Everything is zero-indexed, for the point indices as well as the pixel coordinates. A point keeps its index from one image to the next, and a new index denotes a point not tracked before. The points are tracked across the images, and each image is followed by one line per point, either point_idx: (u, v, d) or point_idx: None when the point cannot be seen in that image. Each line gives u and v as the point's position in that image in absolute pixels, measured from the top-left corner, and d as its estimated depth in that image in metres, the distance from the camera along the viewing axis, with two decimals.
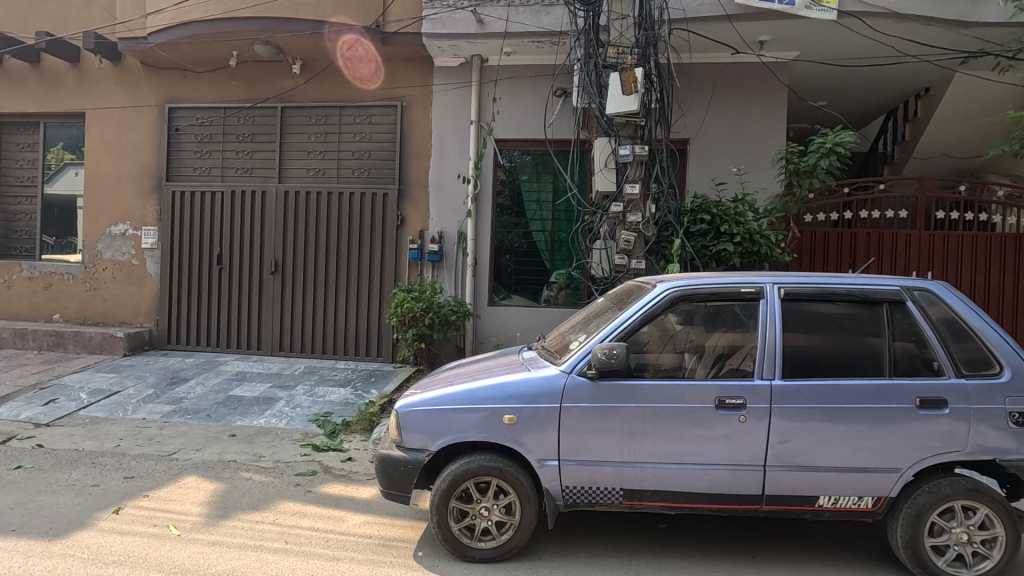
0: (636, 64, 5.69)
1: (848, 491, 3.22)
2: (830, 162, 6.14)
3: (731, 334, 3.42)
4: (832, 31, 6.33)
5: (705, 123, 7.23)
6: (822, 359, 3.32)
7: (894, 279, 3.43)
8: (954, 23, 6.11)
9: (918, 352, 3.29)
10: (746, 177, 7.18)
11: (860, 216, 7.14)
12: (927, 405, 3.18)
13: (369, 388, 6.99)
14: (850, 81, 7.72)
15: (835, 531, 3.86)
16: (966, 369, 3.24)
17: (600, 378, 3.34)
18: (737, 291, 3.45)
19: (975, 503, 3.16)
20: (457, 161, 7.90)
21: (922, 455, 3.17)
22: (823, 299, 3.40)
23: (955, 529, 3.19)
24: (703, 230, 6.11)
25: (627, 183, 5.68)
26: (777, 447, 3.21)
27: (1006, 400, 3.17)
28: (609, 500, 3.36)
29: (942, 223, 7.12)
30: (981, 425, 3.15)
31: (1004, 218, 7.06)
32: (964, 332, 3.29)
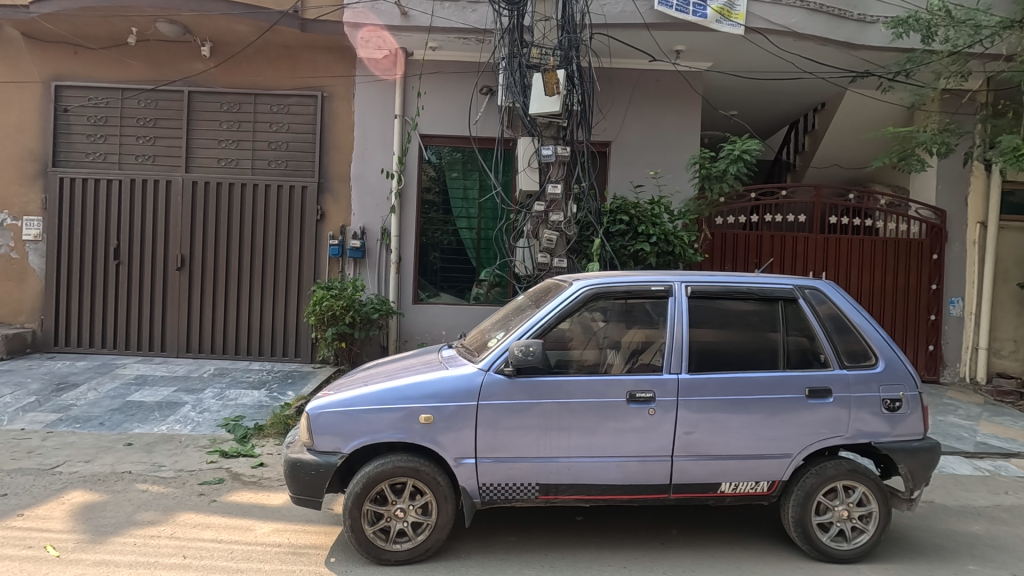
0: (558, 66, 5.80)
1: (747, 477, 3.44)
2: (738, 168, 6.55)
3: (643, 331, 3.55)
4: (740, 46, 6.73)
5: (626, 127, 7.48)
6: (725, 354, 3.52)
7: (788, 279, 3.70)
8: (845, 44, 6.68)
9: (807, 345, 3.57)
10: (662, 181, 7.50)
11: (764, 219, 7.68)
12: (815, 394, 3.45)
13: (285, 390, 6.68)
14: (757, 93, 8.25)
15: (737, 515, 4.12)
16: (848, 361, 3.55)
17: (517, 375, 3.37)
18: (647, 290, 3.59)
19: (854, 482, 3.47)
20: (381, 156, 7.71)
21: (810, 441, 3.44)
22: (726, 297, 3.61)
23: (837, 507, 3.49)
24: (622, 230, 6.32)
25: (549, 183, 5.82)
26: (684, 438, 3.38)
27: (880, 388, 3.50)
28: (525, 496, 3.40)
29: (834, 227, 7.79)
30: (860, 411, 3.46)
31: (886, 224, 7.83)
32: (847, 327, 3.60)
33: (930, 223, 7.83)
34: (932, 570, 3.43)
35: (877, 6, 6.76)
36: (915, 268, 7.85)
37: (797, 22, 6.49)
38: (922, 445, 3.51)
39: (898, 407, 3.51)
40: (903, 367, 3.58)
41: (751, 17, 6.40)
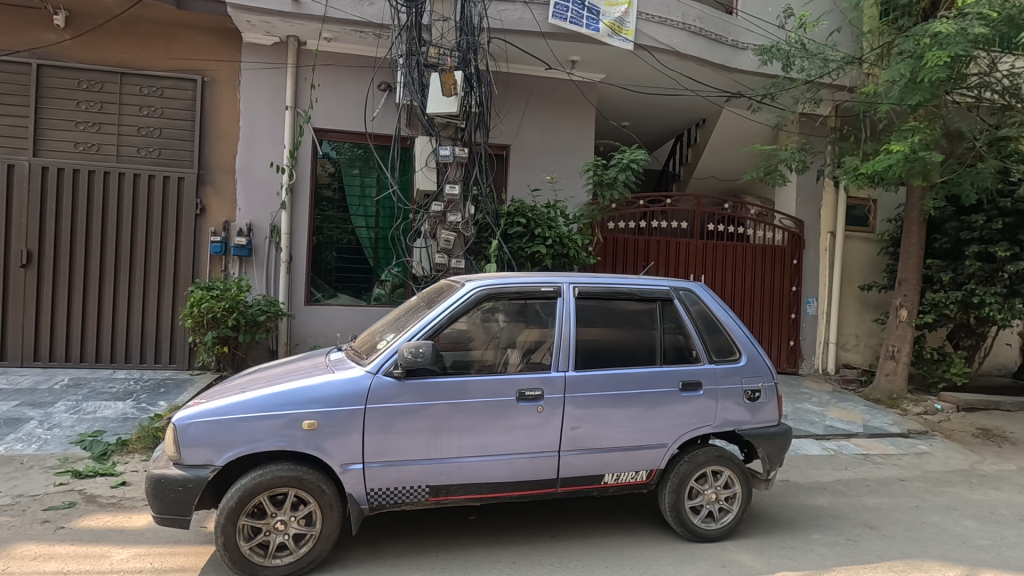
0: (456, 67, 5.79)
1: (627, 467, 3.65)
2: (627, 176, 6.94)
3: (533, 331, 3.65)
4: (630, 61, 7.15)
5: (523, 132, 7.65)
6: (609, 351, 3.71)
7: (665, 281, 3.98)
8: (720, 66, 7.33)
9: (682, 342, 3.86)
10: (558, 185, 7.77)
11: (651, 225, 8.23)
12: (687, 387, 3.74)
13: (155, 400, 6.08)
14: (646, 107, 8.80)
15: (621, 504, 4.36)
16: (716, 356, 3.88)
17: (407, 378, 3.33)
18: (537, 291, 3.70)
19: (721, 466, 3.80)
20: (271, 148, 7.27)
21: (683, 431, 3.72)
22: (610, 298, 3.81)
23: (707, 491, 3.79)
24: (519, 232, 6.47)
25: (447, 183, 5.83)
26: (570, 433, 3.52)
27: (743, 380, 3.86)
28: (415, 498, 3.36)
29: (712, 234, 8.49)
30: (726, 401, 3.80)
31: (755, 231, 8.69)
32: (715, 326, 3.94)
33: (791, 232, 8.78)
34: (785, 541, 3.84)
35: (747, 34, 7.48)
36: (779, 271, 8.77)
37: (680, 42, 7.00)
38: (777, 430, 3.92)
39: (758, 396, 3.90)
40: (762, 360, 3.98)
41: (639, 35, 6.81)
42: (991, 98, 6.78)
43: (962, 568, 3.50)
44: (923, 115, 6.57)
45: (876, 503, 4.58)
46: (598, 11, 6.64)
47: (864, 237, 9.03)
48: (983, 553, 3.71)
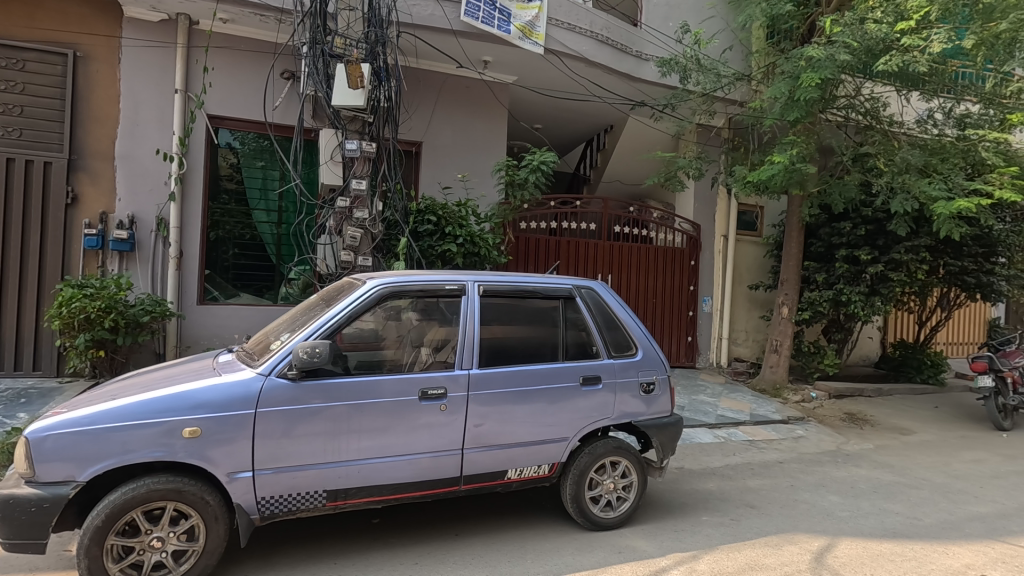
0: (363, 59, 5.62)
1: (530, 462, 3.72)
2: (538, 178, 7.05)
3: (437, 329, 3.63)
4: (540, 64, 7.31)
5: (435, 129, 7.59)
6: (513, 348, 3.77)
7: (568, 280, 4.10)
8: (625, 75, 7.70)
9: (583, 338, 3.99)
10: (470, 184, 7.80)
11: (562, 226, 8.52)
12: (587, 382, 3.87)
13: (13, 413, 5.37)
14: (557, 111, 9.04)
15: (527, 499, 4.44)
16: (614, 352, 4.05)
17: (302, 379, 3.18)
18: (441, 289, 3.67)
19: (619, 457, 3.97)
20: (158, 134, 6.69)
21: (583, 424, 3.85)
22: (515, 296, 3.87)
23: (606, 481, 3.95)
24: (429, 230, 6.44)
25: (354, 178, 5.61)
26: (473, 431, 3.53)
27: (639, 373, 4.06)
28: (311, 505, 3.22)
29: (619, 235, 8.90)
30: (623, 394, 3.98)
31: (658, 234, 9.20)
32: (614, 322, 4.12)
33: (689, 235, 9.37)
34: (676, 524, 4.08)
35: (650, 46, 7.90)
36: (679, 272, 9.33)
37: (587, 49, 7.25)
38: (670, 420, 4.15)
39: (653, 388, 4.11)
40: (656, 354, 4.20)
41: (549, 40, 6.97)
42: (856, 118, 7.61)
43: (825, 538, 3.89)
44: (801, 130, 7.24)
45: (757, 485, 4.99)
46: (509, 13, 6.72)
47: (753, 241, 9.83)
48: (843, 524, 4.14)
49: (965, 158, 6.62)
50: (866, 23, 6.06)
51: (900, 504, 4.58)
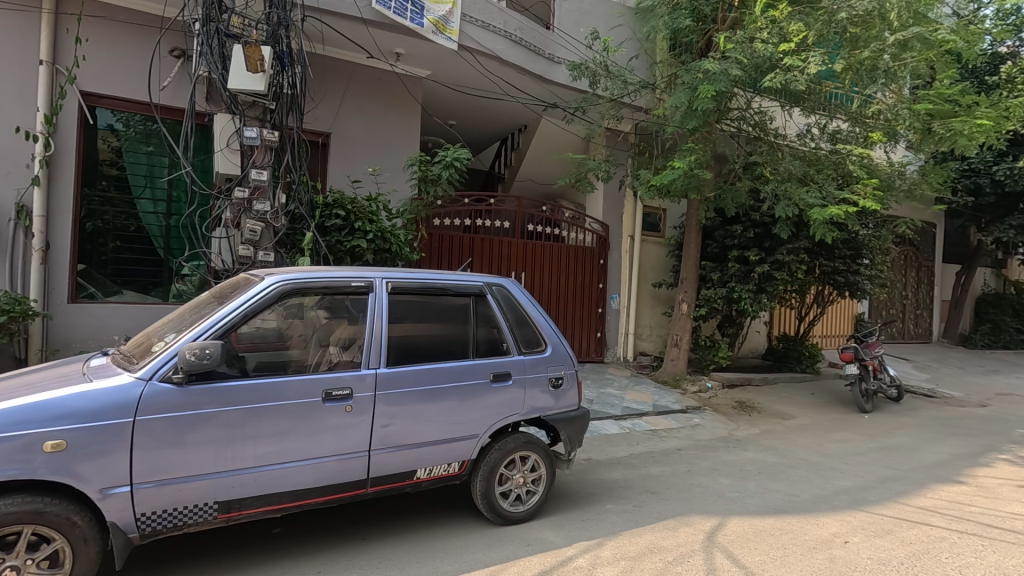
0: (263, 42, 5.30)
1: (439, 461, 3.69)
2: (451, 175, 6.98)
3: (343, 328, 3.51)
4: (453, 60, 7.27)
5: (344, 120, 7.32)
6: (422, 346, 3.71)
7: (479, 277, 4.10)
8: (538, 77, 7.86)
9: (493, 335, 4.02)
10: (381, 178, 7.61)
11: (476, 223, 8.59)
12: (498, 378, 3.90)
13: None
14: (472, 108, 9.04)
15: (437, 498, 4.40)
16: (525, 348, 4.11)
17: (189, 383, 2.93)
18: (347, 286, 3.53)
19: (528, 451, 4.03)
20: (18, 110, 5.89)
21: (493, 420, 3.88)
22: (426, 294, 3.81)
23: (516, 476, 4.00)
24: (337, 225, 6.20)
25: (253, 168, 5.27)
26: (381, 432, 3.43)
27: (548, 369, 4.15)
28: (200, 518, 2.98)
29: (532, 234, 9.10)
30: (532, 390, 4.04)
31: (569, 233, 9.49)
32: (524, 319, 4.18)
33: (598, 235, 9.73)
34: (583, 514, 4.22)
35: (562, 50, 8.10)
36: (588, 270, 9.67)
37: (501, 49, 7.32)
38: (577, 413, 4.28)
39: (561, 383, 4.22)
40: (564, 350, 4.32)
41: (464, 36, 6.95)
42: (746, 129, 8.27)
43: (717, 518, 4.19)
44: (699, 139, 7.75)
45: (658, 472, 5.28)
46: (422, 6, 6.60)
47: (657, 242, 10.39)
48: (732, 504, 4.49)
49: (835, 170, 7.39)
50: (755, 42, 6.59)
51: (781, 483, 5.04)
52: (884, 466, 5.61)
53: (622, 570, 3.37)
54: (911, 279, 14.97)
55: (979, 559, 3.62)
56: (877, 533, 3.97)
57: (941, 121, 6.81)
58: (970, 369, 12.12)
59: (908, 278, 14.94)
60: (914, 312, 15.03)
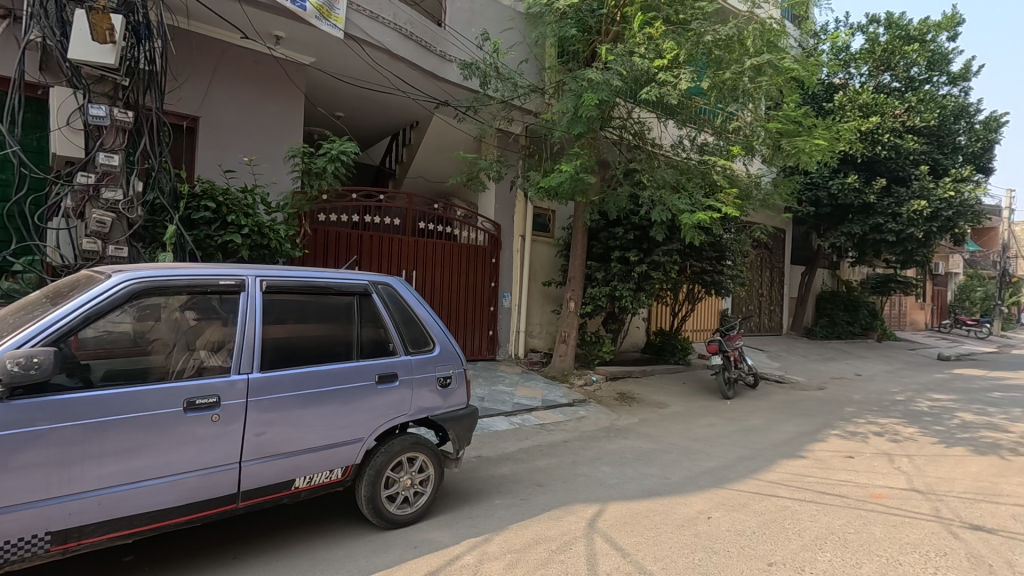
0: (114, 9, 4.69)
1: (320, 468, 3.51)
2: (337, 168, 6.64)
3: (211, 330, 3.23)
4: (339, 49, 6.97)
5: (214, 104, 6.73)
6: (301, 349, 3.52)
7: (364, 275, 3.96)
8: (429, 73, 7.77)
9: (378, 335, 3.91)
10: (258, 169, 7.09)
11: (365, 220, 8.37)
12: (384, 380, 3.79)
13: None
14: (361, 100, 8.74)
15: (319, 508, 4.20)
16: (411, 347, 4.04)
17: (12, 399, 2.52)
18: (214, 283, 3.23)
19: (416, 452, 3.96)
20: None
21: (379, 423, 3.77)
22: (305, 293, 3.61)
23: (403, 478, 3.92)
24: (207, 218, 5.68)
25: (101, 151, 4.66)
26: (254, 441, 3.19)
27: (436, 368, 4.11)
28: (27, 554, 2.57)
29: (423, 232, 9.03)
30: (419, 390, 3.98)
31: (461, 232, 9.53)
32: (411, 318, 4.12)
33: (490, 234, 9.86)
34: (471, 511, 4.25)
35: (453, 48, 8.08)
36: (480, 268, 9.75)
37: (391, 41, 7.15)
38: (465, 412, 4.28)
39: (449, 382, 4.20)
40: (452, 349, 4.31)
41: (350, 25, 6.67)
42: (627, 138, 8.83)
43: (597, 505, 4.42)
44: (585, 144, 8.13)
45: (545, 464, 5.45)
46: None
47: (546, 242, 10.74)
48: (612, 491, 4.75)
49: (703, 180, 8.12)
50: (634, 56, 7.01)
51: (655, 467, 5.43)
52: (741, 446, 6.27)
53: (508, 563, 3.44)
54: (765, 278, 16.86)
55: (815, 522, 4.17)
56: (735, 508, 4.42)
57: (788, 140, 7.73)
58: (811, 357, 13.90)
59: (764, 277, 16.82)
60: (768, 308, 16.94)
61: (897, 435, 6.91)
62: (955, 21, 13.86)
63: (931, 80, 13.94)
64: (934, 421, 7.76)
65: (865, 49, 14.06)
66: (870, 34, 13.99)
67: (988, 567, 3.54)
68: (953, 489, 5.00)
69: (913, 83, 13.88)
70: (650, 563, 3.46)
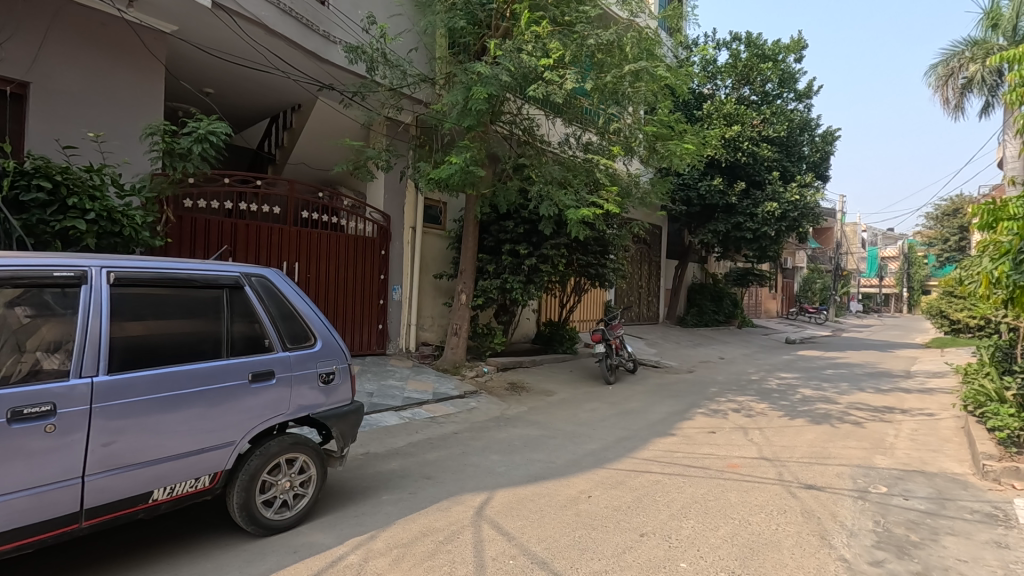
0: None
1: (184, 477, 3.22)
2: (205, 150, 6.05)
3: (49, 327, 2.83)
4: (207, 19, 6.36)
5: (49, 68, 5.85)
6: (160, 347, 3.20)
7: (234, 266, 3.69)
8: (312, 54, 7.36)
9: (252, 331, 3.66)
10: (106, 146, 6.29)
11: (240, 207, 7.84)
12: (258, 378, 3.55)
13: None
14: (234, 77, 8.07)
15: (185, 520, 3.87)
16: (290, 343, 3.83)
17: None
18: (47, 275, 2.84)
19: (296, 453, 3.76)
20: None
21: (253, 424, 3.53)
22: (165, 286, 3.28)
23: (281, 480, 3.71)
24: (40, 200, 4.91)
25: None
26: (101, 452, 2.85)
27: (317, 364, 3.93)
28: None
29: (307, 222, 8.60)
30: (299, 387, 3.78)
31: (349, 222, 9.19)
32: (289, 312, 3.90)
33: (379, 225, 9.58)
34: (356, 509, 4.13)
35: (338, 29, 7.72)
36: (369, 261, 9.45)
37: (267, 16, 6.67)
38: (350, 408, 4.14)
39: (332, 378, 4.04)
40: (335, 344, 4.15)
41: None
42: (517, 133, 9.03)
43: (486, 493, 4.51)
44: (476, 137, 8.17)
45: (434, 457, 5.44)
46: None
47: (437, 234, 10.66)
48: (499, 478, 4.87)
49: (587, 177, 8.52)
50: (522, 52, 7.15)
51: (541, 453, 5.64)
52: (620, 428, 6.71)
53: (394, 559, 3.39)
54: (644, 271, 18.10)
55: (681, 493, 4.58)
56: (613, 485, 4.72)
57: (662, 143, 8.36)
58: (682, 343, 15.19)
59: (643, 270, 18.05)
60: (646, 299, 18.23)
61: (751, 411, 7.78)
62: (801, 46, 15.74)
63: (781, 96, 15.72)
64: (780, 397, 8.83)
65: (729, 64, 15.53)
66: (733, 50, 15.47)
67: (817, 519, 4.13)
68: (793, 455, 5.74)
69: (767, 98, 15.57)
70: (534, 544, 3.60)
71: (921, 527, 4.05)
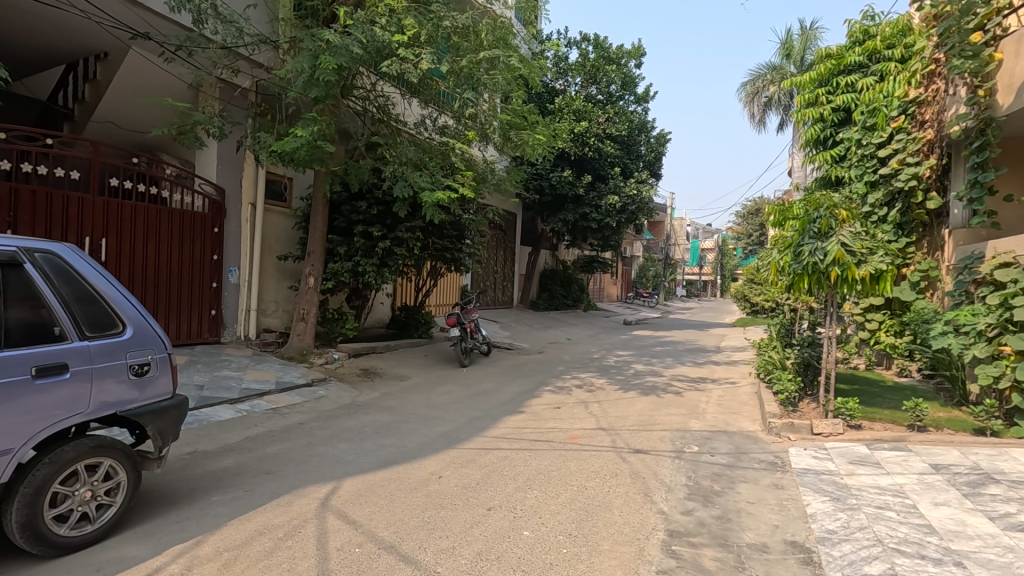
0: None
1: None
2: None
3: None
4: None
5: None
6: None
7: (10, 240, 3.13)
8: None
9: (34, 318, 3.10)
10: None
11: (23, 168, 6.59)
12: (44, 373, 2.98)
13: None
14: (10, 10, 6.63)
15: None
16: (90, 331, 3.28)
17: None
18: None
19: (99, 458, 3.25)
20: None
21: (40, 428, 2.97)
22: None
23: (79, 491, 3.18)
24: None
25: None
26: None
27: (127, 355, 3.40)
28: None
29: (116, 190, 7.47)
30: (103, 382, 3.24)
31: (173, 194, 8.10)
32: (89, 295, 3.34)
33: (211, 199, 8.57)
34: (179, 515, 3.70)
35: None
36: (200, 239, 8.44)
37: None
38: (171, 403, 3.64)
39: (147, 370, 3.52)
40: (152, 331, 3.63)
41: None
42: (371, 110, 8.76)
43: (331, 483, 4.33)
44: (325, 110, 7.66)
45: (275, 450, 5.08)
46: None
47: (282, 212, 9.89)
48: (347, 467, 4.70)
49: (443, 160, 8.45)
50: (374, 25, 6.88)
51: (392, 438, 5.56)
52: (472, 409, 6.87)
53: (224, 563, 3.12)
54: (499, 257, 18.64)
55: (527, 467, 4.83)
56: (463, 464, 4.83)
57: (515, 131, 8.67)
58: (534, 326, 15.97)
59: (498, 255, 18.55)
60: (501, 283, 18.80)
61: (591, 386, 8.46)
62: (640, 52, 17.17)
63: (623, 97, 17.01)
64: (617, 372, 9.72)
65: (578, 62, 16.44)
66: (582, 50, 16.38)
67: (642, 479, 4.64)
68: (625, 424, 6.36)
69: (611, 98, 16.77)
70: (381, 530, 3.54)
71: (722, 478, 4.76)
